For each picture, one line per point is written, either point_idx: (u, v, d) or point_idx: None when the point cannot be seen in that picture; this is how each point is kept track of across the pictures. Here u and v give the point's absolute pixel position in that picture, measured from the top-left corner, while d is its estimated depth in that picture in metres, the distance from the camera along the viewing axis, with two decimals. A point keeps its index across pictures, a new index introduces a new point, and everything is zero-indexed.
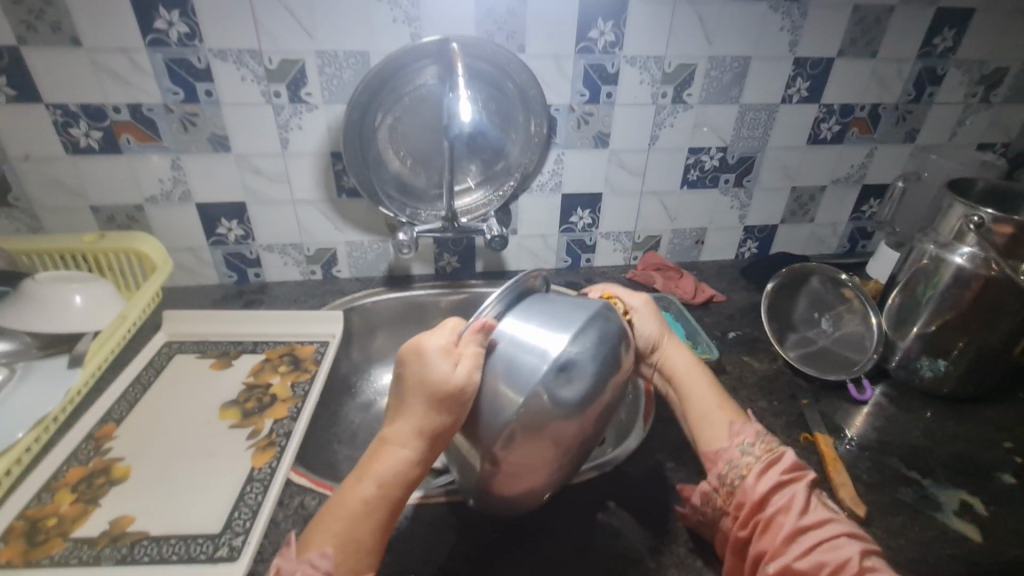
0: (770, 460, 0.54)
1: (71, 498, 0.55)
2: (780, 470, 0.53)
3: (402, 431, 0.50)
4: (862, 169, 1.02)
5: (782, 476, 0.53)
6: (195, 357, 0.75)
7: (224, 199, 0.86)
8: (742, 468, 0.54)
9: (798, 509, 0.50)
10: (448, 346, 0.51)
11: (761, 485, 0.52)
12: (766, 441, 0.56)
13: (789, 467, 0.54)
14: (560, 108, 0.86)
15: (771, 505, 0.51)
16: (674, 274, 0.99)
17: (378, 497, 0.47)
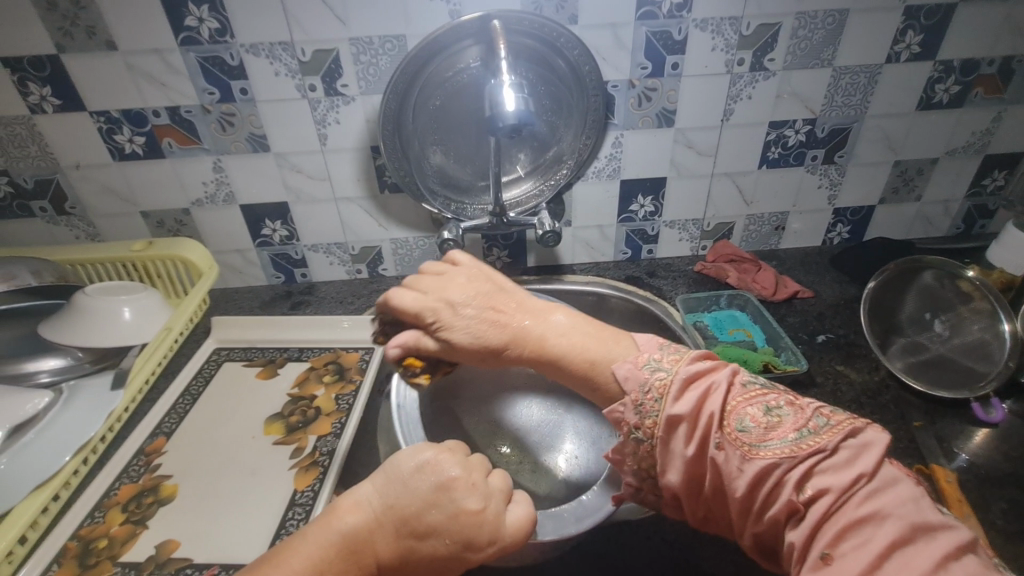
0: (664, 435, 0.42)
1: (122, 518, 0.55)
2: (681, 441, 0.42)
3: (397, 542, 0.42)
4: (986, 136, 0.85)
5: (687, 447, 0.41)
6: (242, 366, 0.74)
7: (267, 200, 0.84)
8: (644, 457, 0.44)
9: (721, 470, 0.39)
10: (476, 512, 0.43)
11: (675, 473, 0.42)
12: (644, 399, 0.44)
13: (689, 419, 0.42)
14: (619, 84, 0.76)
15: (697, 481, 0.41)
16: (751, 267, 0.88)
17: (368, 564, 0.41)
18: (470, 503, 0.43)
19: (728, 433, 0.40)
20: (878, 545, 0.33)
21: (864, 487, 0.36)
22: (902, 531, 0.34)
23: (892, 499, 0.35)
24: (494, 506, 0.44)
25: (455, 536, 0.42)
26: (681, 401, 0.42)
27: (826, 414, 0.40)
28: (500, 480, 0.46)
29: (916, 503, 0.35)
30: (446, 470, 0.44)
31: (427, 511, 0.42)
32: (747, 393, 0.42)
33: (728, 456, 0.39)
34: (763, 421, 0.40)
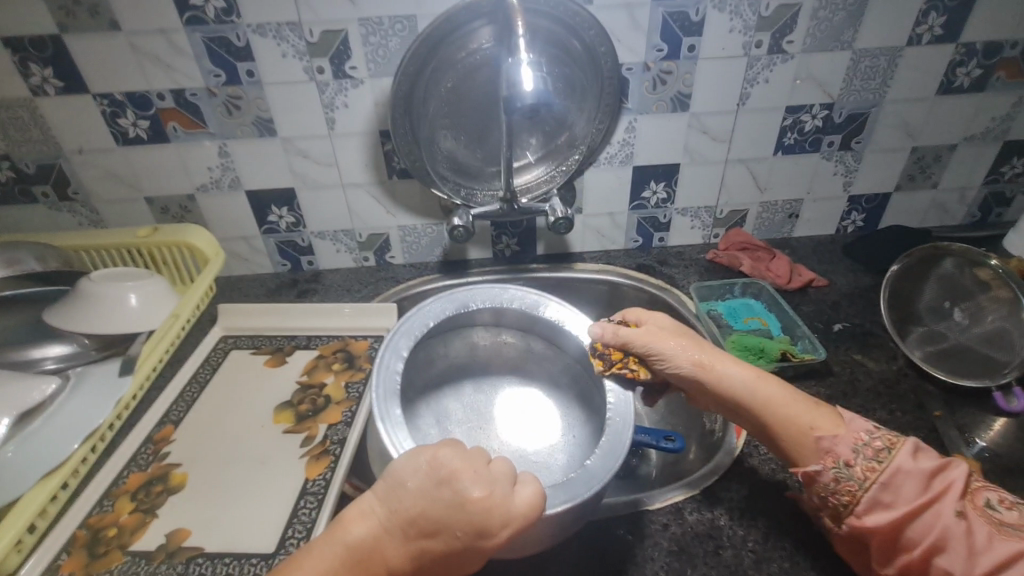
0: (884, 481, 0.44)
1: (131, 507, 0.54)
2: (918, 493, 0.44)
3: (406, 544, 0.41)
4: (1006, 121, 0.83)
5: (917, 501, 0.43)
6: (250, 354, 0.73)
7: (274, 186, 0.82)
8: (842, 494, 0.46)
9: (959, 536, 0.42)
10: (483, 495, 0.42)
11: (878, 518, 0.44)
12: (877, 447, 0.46)
13: (927, 479, 0.44)
14: (634, 67, 0.75)
15: (908, 540, 0.43)
16: (764, 255, 0.87)
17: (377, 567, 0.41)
18: (473, 492, 0.42)
19: (974, 506, 0.43)
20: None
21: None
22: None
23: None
24: (495, 488, 0.43)
25: (467, 530, 0.41)
26: (923, 460, 0.45)
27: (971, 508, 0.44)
28: (501, 466, 0.44)
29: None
30: (445, 463, 0.43)
31: (428, 510, 0.41)
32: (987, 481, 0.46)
33: (974, 527, 0.42)
34: (1011, 507, 0.43)
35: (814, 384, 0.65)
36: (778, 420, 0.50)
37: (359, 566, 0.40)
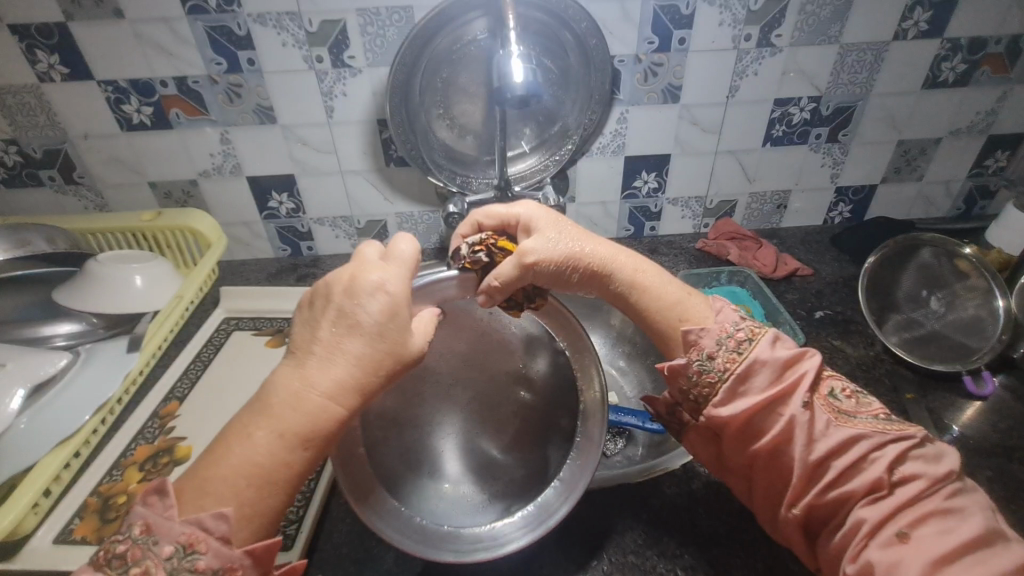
0: (739, 374, 0.44)
1: (139, 476, 0.57)
2: (764, 383, 0.44)
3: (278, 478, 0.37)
4: (990, 116, 0.85)
5: (769, 392, 0.44)
6: (251, 334, 0.76)
7: (274, 172, 0.84)
8: (703, 386, 0.45)
9: (803, 426, 0.42)
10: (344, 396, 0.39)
11: (732, 409, 0.44)
12: (739, 337, 0.46)
13: (781, 370, 0.44)
14: (625, 59, 0.76)
15: (757, 429, 0.44)
16: (752, 244, 0.89)
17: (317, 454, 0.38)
18: (358, 340, 0.39)
19: (822, 395, 0.44)
20: (959, 535, 0.37)
21: (954, 486, 0.40)
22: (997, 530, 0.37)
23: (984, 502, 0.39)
24: (393, 328, 0.40)
25: (362, 367, 0.39)
26: (783, 351, 0.45)
27: (824, 396, 0.44)
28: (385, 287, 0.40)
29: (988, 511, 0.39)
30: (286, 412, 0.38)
31: (320, 369, 0.38)
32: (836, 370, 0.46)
33: (817, 414, 0.43)
34: (855, 398, 0.44)
35: None
36: (653, 301, 0.48)
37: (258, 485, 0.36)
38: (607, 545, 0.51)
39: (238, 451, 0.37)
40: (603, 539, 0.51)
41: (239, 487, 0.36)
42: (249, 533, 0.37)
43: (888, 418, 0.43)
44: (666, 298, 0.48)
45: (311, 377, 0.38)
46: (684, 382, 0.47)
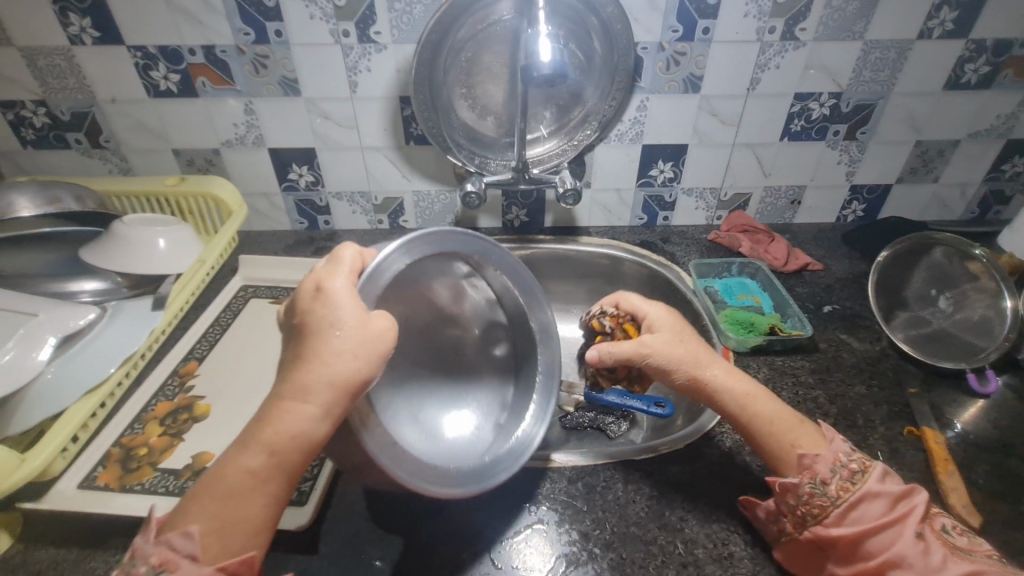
0: (853, 500, 0.46)
1: (159, 430, 0.59)
2: (876, 510, 0.45)
3: (239, 487, 0.39)
4: (1011, 120, 0.85)
5: (883, 519, 0.45)
6: (268, 302, 0.78)
7: (296, 145, 0.85)
8: (814, 507, 0.47)
9: (911, 550, 0.43)
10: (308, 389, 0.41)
11: (843, 528, 0.45)
12: (848, 463, 0.48)
13: (893, 500, 0.46)
14: (648, 47, 0.77)
15: (867, 551, 0.44)
16: (764, 237, 0.90)
17: (291, 464, 0.41)
18: (331, 343, 0.41)
19: (934, 530, 0.45)
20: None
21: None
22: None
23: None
24: (350, 322, 0.41)
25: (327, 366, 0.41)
26: (888, 483, 0.47)
27: (935, 530, 0.46)
28: (330, 287, 0.42)
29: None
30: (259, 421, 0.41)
31: (297, 377, 0.41)
32: (944, 515, 0.48)
33: (930, 546, 0.44)
34: (963, 538, 0.46)
35: (800, 358, 0.69)
36: (766, 427, 0.52)
37: (231, 499, 0.39)
38: (608, 517, 0.52)
39: (217, 481, 0.40)
40: (604, 511, 0.52)
41: (212, 507, 0.39)
42: (222, 549, 0.38)
43: (995, 560, 0.44)
44: (774, 416, 0.52)
45: (285, 397, 0.41)
46: (793, 499, 0.48)
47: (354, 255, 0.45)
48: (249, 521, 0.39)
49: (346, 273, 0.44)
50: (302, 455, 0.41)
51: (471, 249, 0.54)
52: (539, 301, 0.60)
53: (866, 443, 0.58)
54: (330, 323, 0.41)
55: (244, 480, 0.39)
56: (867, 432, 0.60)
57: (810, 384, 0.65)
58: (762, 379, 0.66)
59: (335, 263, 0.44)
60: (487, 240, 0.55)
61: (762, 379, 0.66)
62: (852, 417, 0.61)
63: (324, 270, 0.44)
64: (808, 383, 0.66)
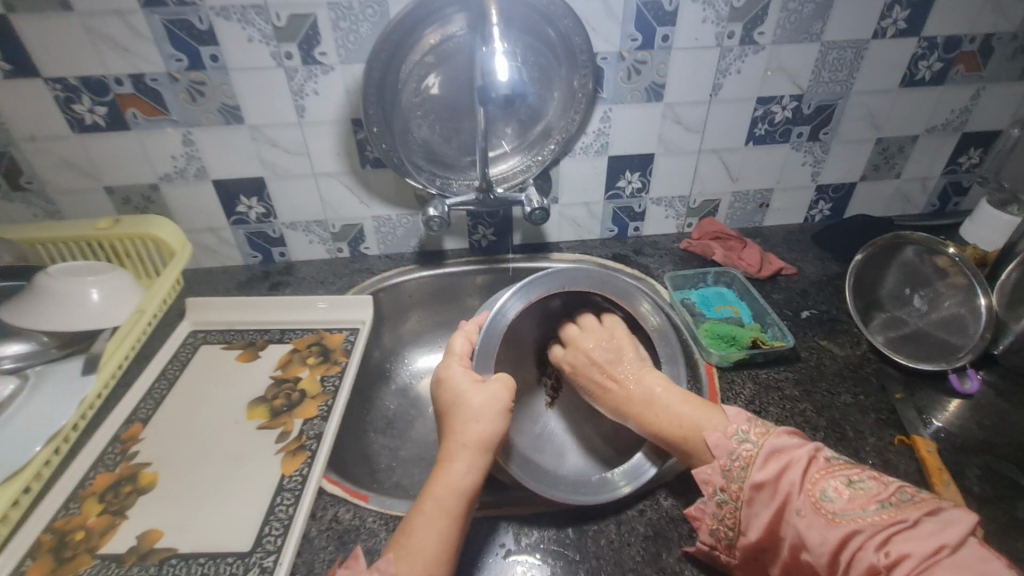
0: (747, 501, 0.46)
1: (99, 508, 0.52)
2: (767, 500, 0.45)
3: (419, 544, 0.43)
4: (964, 114, 0.86)
5: (771, 506, 0.45)
6: (220, 349, 0.72)
7: (243, 175, 0.80)
8: (726, 519, 0.47)
9: (801, 529, 0.43)
10: (462, 447, 0.50)
11: (752, 530, 0.46)
12: (731, 465, 0.48)
13: (772, 484, 0.45)
14: (608, 57, 0.74)
15: (777, 539, 0.45)
16: (736, 244, 0.89)
17: (455, 508, 0.46)
18: (461, 411, 0.52)
19: (814, 494, 0.43)
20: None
21: (947, 558, 0.37)
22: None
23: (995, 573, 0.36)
24: (471, 389, 0.53)
25: (478, 420, 0.51)
26: (761, 470, 0.46)
27: (835, 490, 0.43)
28: (449, 374, 0.55)
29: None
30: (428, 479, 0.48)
31: (445, 442, 0.51)
32: (828, 467, 0.45)
33: (812, 520, 0.42)
34: (849, 494, 0.42)
35: (784, 369, 0.67)
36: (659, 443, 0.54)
37: (411, 534, 0.44)
38: (604, 565, 0.49)
39: (399, 540, 0.44)
40: (599, 558, 0.49)
41: (397, 550, 0.43)
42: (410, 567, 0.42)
43: (884, 506, 0.41)
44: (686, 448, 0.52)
45: (443, 459, 0.49)
46: (709, 521, 0.48)
47: (463, 342, 0.58)
48: (427, 556, 0.42)
49: (457, 359, 0.57)
50: (463, 501, 0.47)
51: (559, 281, 0.62)
52: (629, 293, 0.66)
53: (859, 456, 0.57)
54: (455, 397, 0.53)
55: (422, 521, 0.44)
56: (858, 444, 0.58)
57: (796, 396, 0.64)
58: (748, 396, 0.64)
59: (450, 354, 0.58)
60: (568, 268, 0.62)
61: (749, 395, 0.64)
62: (841, 429, 0.60)
63: (444, 363, 0.58)
64: (794, 396, 0.64)
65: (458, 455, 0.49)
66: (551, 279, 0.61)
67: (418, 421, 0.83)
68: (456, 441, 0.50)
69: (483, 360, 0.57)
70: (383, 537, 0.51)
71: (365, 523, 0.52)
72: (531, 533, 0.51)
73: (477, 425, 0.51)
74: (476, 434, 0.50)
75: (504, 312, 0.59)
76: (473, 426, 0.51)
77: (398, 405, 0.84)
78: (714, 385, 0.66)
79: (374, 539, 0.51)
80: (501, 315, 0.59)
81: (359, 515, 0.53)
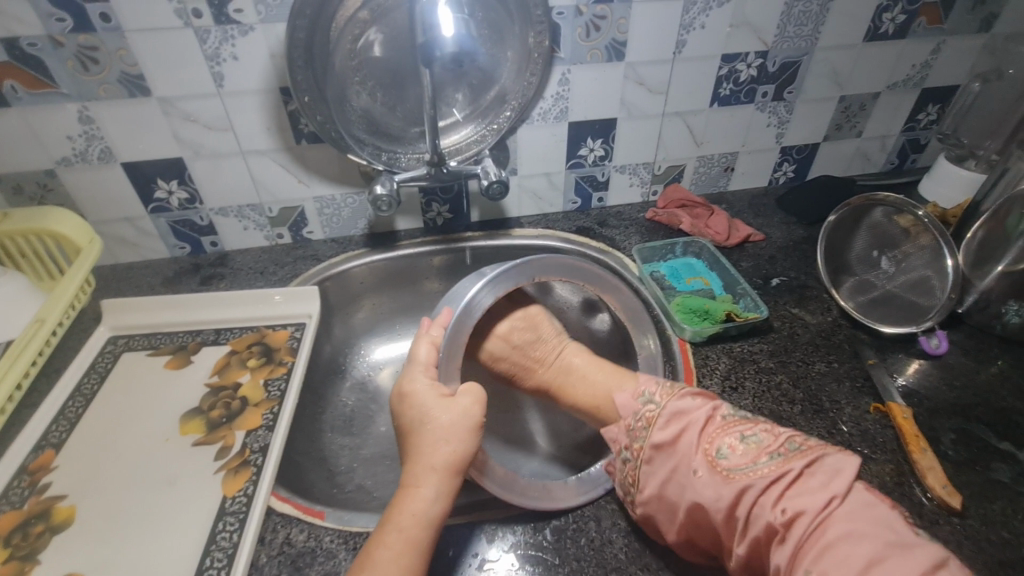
0: (646, 458, 0.46)
1: (3, 555, 0.45)
2: (667, 457, 0.45)
3: None
4: (925, 68, 0.85)
5: (672, 462, 0.45)
6: (146, 355, 0.64)
7: (157, 156, 0.70)
8: (628, 477, 0.47)
9: (697, 487, 0.43)
10: (430, 470, 0.45)
11: (650, 485, 0.46)
12: (634, 425, 0.48)
13: (671, 441, 0.46)
14: (565, 11, 0.68)
15: (672, 502, 0.44)
16: (703, 212, 0.85)
17: (421, 539, 0.42)
18: (427, 433, 0.47)
19: (709, 448, 0.44)
20: (858, 561, 0.35)
21: (839, 508, 0.38)
22: (892, 543, 0.36)
23: (886, 518, 0.37)
24: (439, 406, 0.48)
25: (447, 439, 0.46)
26: (662, 430, 0.46)
27: (730, 444, 0.44)
28: (412, 389, 0.49)
29: (891, 526, 0.37)
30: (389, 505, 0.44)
31: (410, 467, 0.46)
32: (724, 425, 0.46)
33: (706, 475, 0.43)
34: (742, 450, 0.43)
35: (758, 341, 0.65)
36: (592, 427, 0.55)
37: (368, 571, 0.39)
38: (586, 566, 0.46)
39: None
40: (580, 560, 0.46)
41: None
42: None
43: (773, 458, 0.42)
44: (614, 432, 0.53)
45: (406, 484, 0.45)
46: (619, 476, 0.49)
47: (427, 350, 0.51)
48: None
49: (423, 369, 0.50)
50: (429, 531, 0.42)
51: (530, 273, 0.56)
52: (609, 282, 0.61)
53: (837, 428, 0.56)
54: (421, 414, 0.47)
55: (385, 556, 0.40)
56: (835, 415, 0.57)
57: (772, 369, 0.62)
58: (723, 371, 0.62)
59: (412, 363, 0.51)
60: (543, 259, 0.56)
61: (724, 371, 0.62)
62: (818, 401, 0.58)
63: (406, 373, 0.51)
64: (769, 368, 0.62)
65: (426, 477, 0.45)
66: (522, 271, 0.55)
67: (379, 417, 0.78)
68: (423, 463, 0.45)
69: (448, 365, 0.52)
70: (344, 557, 0.46)
71: (322, 544, 0.47)
72: (507, 537, 0.48)
73: (445, 446, 0.46)
74: (447, 456, 0.46)
75: (475, 309, 0.53)
76: (443, 446, 0.46)
77: (356, 401, 0.78)
78: (688, 363, 0.63)
79: (333, 561, 0.45)
80: (472, 306, 0.53)
81: (315, 535, 0.47)
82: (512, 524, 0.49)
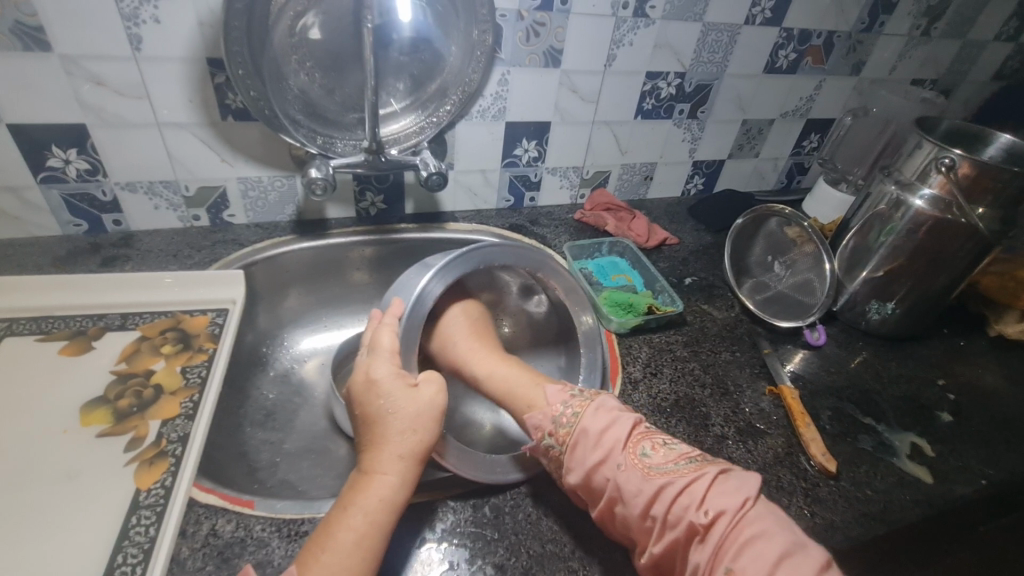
0: (572, 445, 0.48)
1: None
2: (590, 441, 0.48)
3: (338, 563, 0.39)
4: (810, 102, 0.98)
5: (597, 452, 0.47)
6: (35, 341, 0.57)
7: (55, 121, 0.62)
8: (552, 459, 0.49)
9: (624, 483, 0.45)
10: (393, 459, 0.45)
11: (574, 472, 0.47)
12: (562, 414, 0.51)
13: (597, 437, 0.48)
14: (507, 14, 0.71)
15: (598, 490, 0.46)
16: (626, 215, 0.92)
17: (383, 524, 0.42)
18: (393, 422, 0.47)
19: (633, 454, 0.47)
20: (770, 557, 0.39)
21: (751, 509, 0.42)
22: (791, 543, 0.40)
23: (787, 518, 0.42)
24: (404, 394, 0.48)
25: (409, 429, 0.47)
26: (592, 421, 0.49)
27: (653, 446, 0.47)
28: (378, 376, 0.49)
29: (789, 526, 0.41)
30: (349, 492, 0.44)
31: (374, 454, 0.46)
32: (647, 431, 0.49)
33: (630, 475, 0.45)
34: (663, 452, 0.47)
35: (673, 332, 0.72)
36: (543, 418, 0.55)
37: (331, 551, 0.40)
38: (523, 540, 0.48)
39: (315, 562, 0.39)
40: (517, 534, 0.48)
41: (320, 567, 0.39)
42: None
43: (691, 463, 0.46)
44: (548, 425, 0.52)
45: (368, 470, 0.45)
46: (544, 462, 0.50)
47: (390, 337, 0.51)
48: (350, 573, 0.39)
49: (388, 357, 0.50)
50: (392, 516, 0.43)
51: (473, 262, 0.55)
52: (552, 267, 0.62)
53: (739, 407, 0.63)
54: (386, 404, 0.47)
55: (348, 538, 0.40)
56: (737, 396, 0.64)
57: (686, 357, 0.68)
58: (644, 359, 0.67)
59: (376, 351, 0.51)
60: (483, 248, 0.56)
61: (645, 359, 0.67)
62: (725, 385, 0.65)
63: (369, 361, 0.51)
64: (684, 356, 0.69)
65: (388, 463, 0.45)
66: (468, 260, 0.55)
67: (304, 410, 0.75)
68: (386, 448, 0.46)
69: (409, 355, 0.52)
70: (276, 545, 0.44)
71: (252, 533, 0.44)
72: (447, 517, 0.49)
73: (400, 435, 0.46)
74: (406, 446, 0.46)
75: (422, 303, 0.53)
76: (404, 438, 0.46)
77: (277, 394, 0.75)
78: (614, 352, 0.68)
79: (265, 549, 0.43)
80: (422, 299, 0.53)
81: (244, 525, 0.45)
82: (451, 504, 0.50)
